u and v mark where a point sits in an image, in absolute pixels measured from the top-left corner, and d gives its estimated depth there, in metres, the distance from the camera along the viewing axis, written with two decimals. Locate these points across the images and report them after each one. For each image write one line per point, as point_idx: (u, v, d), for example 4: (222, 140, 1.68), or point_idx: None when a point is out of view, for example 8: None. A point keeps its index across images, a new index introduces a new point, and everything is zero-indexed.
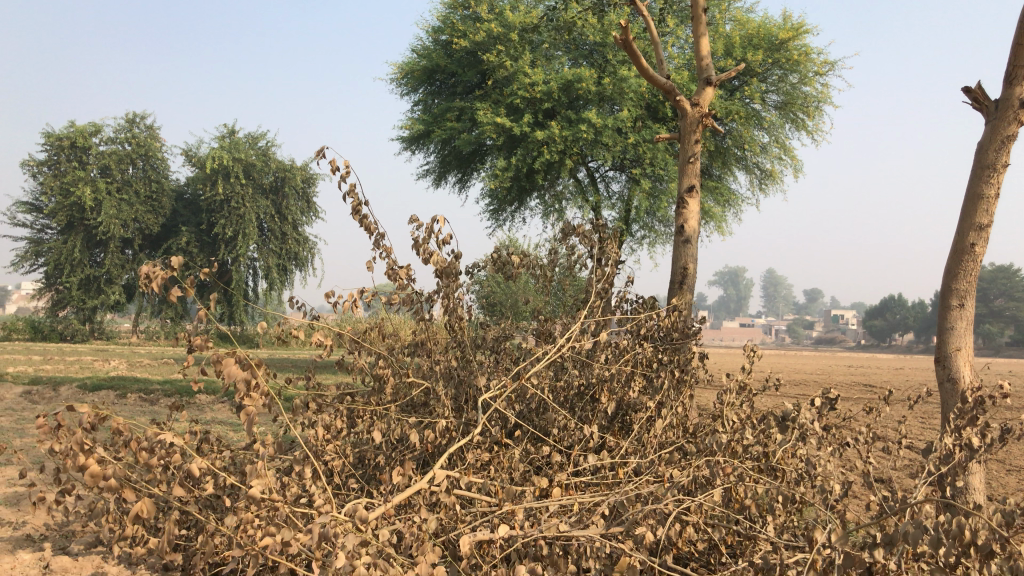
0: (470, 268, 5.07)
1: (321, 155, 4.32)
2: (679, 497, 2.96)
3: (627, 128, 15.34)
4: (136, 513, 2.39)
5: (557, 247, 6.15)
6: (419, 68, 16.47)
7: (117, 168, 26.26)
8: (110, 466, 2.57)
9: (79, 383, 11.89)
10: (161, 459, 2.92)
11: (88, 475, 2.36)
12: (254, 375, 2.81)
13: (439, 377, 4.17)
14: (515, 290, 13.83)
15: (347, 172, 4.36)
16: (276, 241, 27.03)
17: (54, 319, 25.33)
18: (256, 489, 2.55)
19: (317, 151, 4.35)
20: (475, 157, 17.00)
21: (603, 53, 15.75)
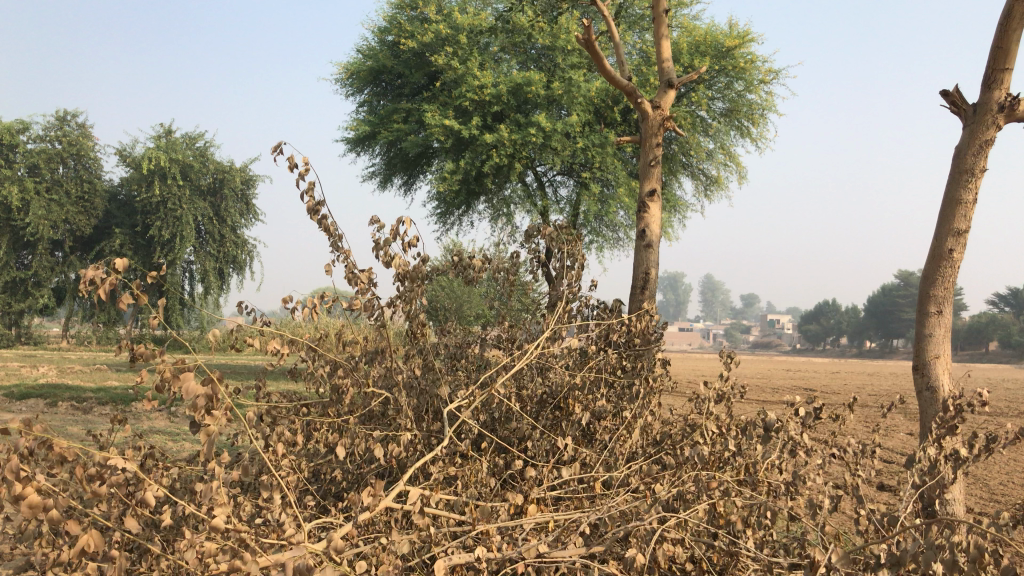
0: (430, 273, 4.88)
1: (279, 152, 4.07)
2: (663, 514, 2.84)
3: (576, 133, 15.26)
4: (83, 547, 2.15)
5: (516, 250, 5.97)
6: (365, 68, 16.18)
7: (47, 167, 25.31)
8: (51, 494, 2.31)
9: (5, 391, 11.31)
10: (103, 483, 2.66)
11: (26, 506, 2.10)
12: (214, 389, 2.59)
13: (401, 387, 3.96)
14: (461, 294, 13.67)
15: (305, 170, 4.12)
16: (214, 243, 26.36)
17: None
18: (219, 515, 2.33)
19: (274, 147, 4.10)
20: (421, 160, 16.78)
21: (552, 57, 15.71)
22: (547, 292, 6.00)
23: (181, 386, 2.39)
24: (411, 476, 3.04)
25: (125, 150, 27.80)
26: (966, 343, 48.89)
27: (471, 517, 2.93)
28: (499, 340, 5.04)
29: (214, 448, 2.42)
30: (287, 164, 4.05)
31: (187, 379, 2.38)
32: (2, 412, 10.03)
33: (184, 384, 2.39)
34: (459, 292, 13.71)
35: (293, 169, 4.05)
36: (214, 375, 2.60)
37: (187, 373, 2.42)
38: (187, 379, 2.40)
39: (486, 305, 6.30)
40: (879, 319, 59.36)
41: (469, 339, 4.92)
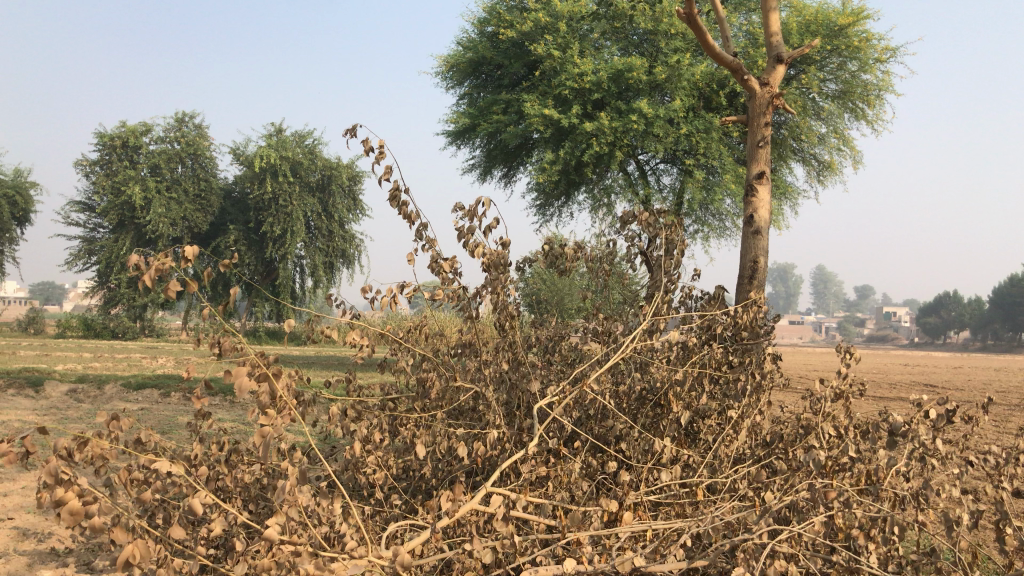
0: (520, 263, 4.68)
1: (354, 134, 3.92)
2: (774, 526, 2.54)
3: (680, 118, 14.77)
4: (127, 557, 2.15)
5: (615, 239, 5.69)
6: (466, 60, 16.14)
7: (167, 167, 26.38)
8: (100, 501, 2.32)
9: (125, 381, 11.78)
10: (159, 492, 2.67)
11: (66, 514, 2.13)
12: (267, 386, 2.56)
13: (490, 381, 3.74)
14: (560, 287, 13.49)
15: (382, 154, 3.96)
16: (323, 238, 27.02)
17: (105, 316, 25.60)
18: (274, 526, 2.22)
19: (348, 130, 3.96)
20: (521, 151, 16.65)
21: (655, 42, 15.32)
22: (650, 285, 5.72)
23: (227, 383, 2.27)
24: (495, 476, 2.85)
25: (238, 149, 28.75)
26: None
27: (561, 523, 2.71)
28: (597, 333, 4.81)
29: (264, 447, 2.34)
30: (363, 145, 3.90)
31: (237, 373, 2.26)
32: (120, 401, 10.42)
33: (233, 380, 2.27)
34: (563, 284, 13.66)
35: (370, 152, 3.88)
36: (267, 373, 2.55)
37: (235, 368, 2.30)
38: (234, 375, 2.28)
39: (584, 297, 6.03)
40: (1006, 311, 56.01)
41: (563, 333, 4.69)
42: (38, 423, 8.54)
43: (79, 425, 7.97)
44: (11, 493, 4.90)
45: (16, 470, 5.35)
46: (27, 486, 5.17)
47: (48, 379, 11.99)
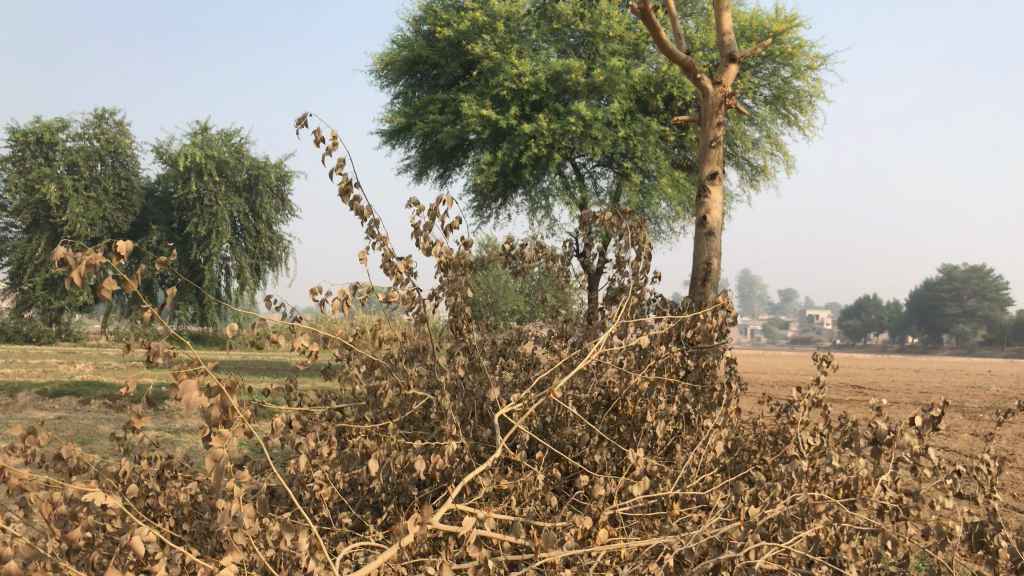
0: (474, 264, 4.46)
1: (303, 122, 3.66)
2: (763, 542, 2.40)
3: (617, 121, 14.74)
4: None
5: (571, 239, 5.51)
6: (401, 59, 15.83)
7: (86, 164, 25.30)
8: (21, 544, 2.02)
9: (38, 389, 11.11)
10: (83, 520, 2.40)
11: None
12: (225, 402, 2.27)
13: (447, 390, 3.52)
14: (497, 289, 13.29)
15: (334, 145, 3.71)
16: (250, 239, 26.30)
17: (19, 320, 24.39)
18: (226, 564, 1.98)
19: (297, 118, 3.70)
20: (457, 152, 16.43)
21: (592, 45, 15.26)
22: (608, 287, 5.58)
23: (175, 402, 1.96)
24: (461, 491, 2.64)
25: (161, 147, 27.79)
26: (1013, 338, 47.96)
27: (535, 543, 2.52)
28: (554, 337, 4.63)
29: (220, 475, 2.04)
30: (314, 135, 3.65)
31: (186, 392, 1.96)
32: (34, 411, 9.82)
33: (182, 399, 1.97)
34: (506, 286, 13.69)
35: (321, 143, 3.63)
36: (220, 387, 2.25)
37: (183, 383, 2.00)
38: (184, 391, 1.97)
39: (538, 299, 5.84)
40: (921, 314, 58.09)
41: (519, 336, 4.50)
42: None
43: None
44: None
45: None
46: None
47: None
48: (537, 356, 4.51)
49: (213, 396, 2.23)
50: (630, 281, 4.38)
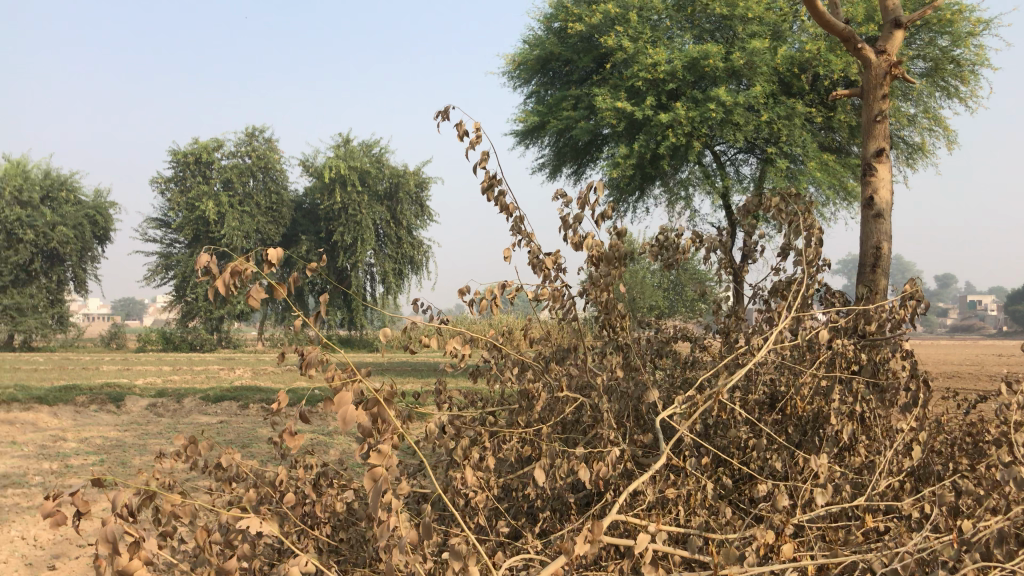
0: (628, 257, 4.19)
1: (445, 116, 3.56)
2: (986, 564, 2.07)
3: (760, 105, 14.13)
4: None
5: (727, 228, 5.18)
6: (533, 58, 15.78)
7: (240, 181, 26.48)
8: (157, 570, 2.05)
9: (202, 395, 11.66)
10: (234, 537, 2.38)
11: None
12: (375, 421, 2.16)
13: (604, 391, 3.30)
14: (637, 285, 13.00)
15: (477, 139, 3.59)
16: (392, 245, 26.97)
17: (185, 329, 25.94)
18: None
19: (438, 111, 3.61)
20: (592, 148, 16.24)
21: (729, 29, 14.69)
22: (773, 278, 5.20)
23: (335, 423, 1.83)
24: (628, 500, 2.41)
25: (307, 160, 28.91)
26: None
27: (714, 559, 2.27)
28: (716, 334, 4.33)
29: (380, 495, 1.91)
30: (457, 128, 3.54)
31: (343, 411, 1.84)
32: (200, 416, 10.32)
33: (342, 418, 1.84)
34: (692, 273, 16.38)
35: (464, 136, 3.51)
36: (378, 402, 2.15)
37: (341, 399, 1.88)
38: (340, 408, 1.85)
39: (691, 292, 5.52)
40: None
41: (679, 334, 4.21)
42: (120, 439, 8.49)
43: (159, 444, 7.80)
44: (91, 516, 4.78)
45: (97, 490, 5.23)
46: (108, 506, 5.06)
47: (131, 394, 12.03)
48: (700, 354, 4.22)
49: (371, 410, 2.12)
50: (800, 271, 4.01)
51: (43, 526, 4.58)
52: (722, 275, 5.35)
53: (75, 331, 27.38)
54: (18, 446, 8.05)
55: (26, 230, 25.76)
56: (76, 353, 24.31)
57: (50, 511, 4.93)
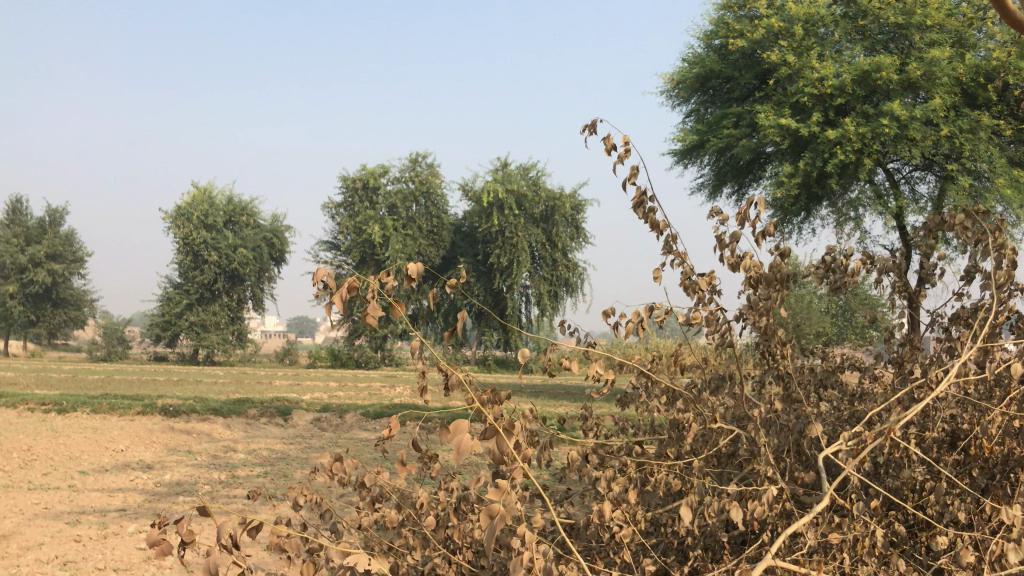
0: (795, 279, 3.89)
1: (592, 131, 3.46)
2: None
3: (939, 119, 13.19)
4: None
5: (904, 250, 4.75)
6: (692, 76, 15.45)
7: (403, 205, 27.44)
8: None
9: (363, 411, 12.02)
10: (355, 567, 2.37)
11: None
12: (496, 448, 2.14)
13: (762, 425, 3.06)
14: (801, 310, 12.38)
15: (627, 155, 3.46)
16: (547, 267, 27.12)
17: (350, 347, 27.06)
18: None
19: (585, 126, 3.53)
20: (754, 167, 15.69)
21: (904, 39, 13.82)
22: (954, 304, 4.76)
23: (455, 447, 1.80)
24: (785, 546, 2.18)
25: (467, 184, 29.60)
26: None
27: None
28: (890, 365, 3.97)
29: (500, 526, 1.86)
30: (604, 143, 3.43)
31: (463, 435, 1.82)
32: (360, 431, 10.66)
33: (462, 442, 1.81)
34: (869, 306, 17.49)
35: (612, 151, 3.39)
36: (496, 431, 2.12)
37: (461, 421, 1.84)
38: (461, 434, 1.82)
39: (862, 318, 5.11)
40: None
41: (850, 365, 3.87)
42: (284, 452, 8.87)
43: (321, 458, 8.09)
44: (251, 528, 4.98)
45: (258, 500, 5.45)
46: (267, 518, 5.26)
47: (297, 408, 12.61)
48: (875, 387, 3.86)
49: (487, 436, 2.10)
50: (991, 297, 3.59)
51: (206, 534, 4.81)
52: (897, 301, 4.92)
53: (252, 347, 29.17)
54: (193, 455, 8.56)
55: (211, 252, 27.74)
56: (252, 368, 25.87)
57: (215, 520, 5.17)
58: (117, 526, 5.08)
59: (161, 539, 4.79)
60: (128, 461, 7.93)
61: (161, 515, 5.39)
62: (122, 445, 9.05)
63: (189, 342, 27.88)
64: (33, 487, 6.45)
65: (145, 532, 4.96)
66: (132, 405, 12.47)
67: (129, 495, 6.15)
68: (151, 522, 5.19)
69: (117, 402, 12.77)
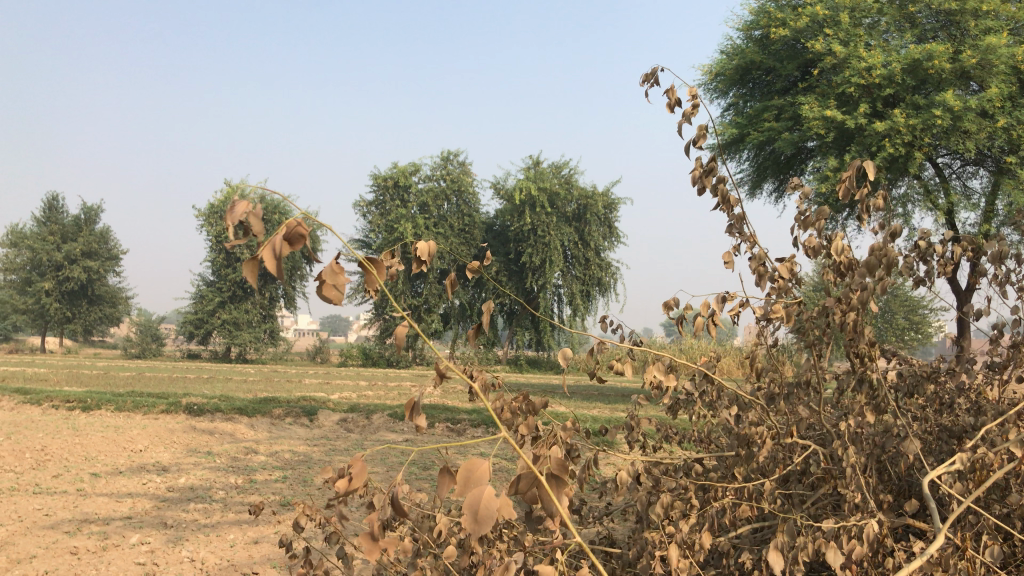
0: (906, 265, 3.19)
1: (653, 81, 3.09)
2: None
3: (995, 110, 12.49)
4: None
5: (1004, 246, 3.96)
6: (732, 67, 14.85)
7: (434, 204, 27.07)
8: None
9: (391, 412, 11.57)
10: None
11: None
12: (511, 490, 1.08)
13: (845, 442, 2.55)
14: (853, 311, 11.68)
15: (693, 111, 3.07)
16: (580, 267, 26.64)
17: (381, 346, 26.72)
18: None
19: (647, 76, 3.16)
20: (796, 162, 15.09)
21: (958, 26, 13.13)
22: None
23: (460, 510, 0.97)
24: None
25: (498, 182, 29.17)
26: None
27: None
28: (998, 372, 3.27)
29: None
30: (667, 95, 3.05)
31: (484, 487, 0.98)
32: (388, 432, 10.31)
33: (483, 501, 0.97)
34: (914, 308, 17.12)
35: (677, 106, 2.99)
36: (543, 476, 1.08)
37: (479, 459, 1.01)
38: (479, 485, 0.99)
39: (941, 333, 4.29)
40: None
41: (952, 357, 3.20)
42: (309, 454, 8.49)
43: (343, 465, 7.68)
44: (261, 545, 4.58)
45: (272, 513, 5.06)
46: (281, 532, 4.87)
47: (324, 408, 12.24)
48: (975, 393, 3.26)
49: (527, 489, 1.08)
50: None
51: (215, 552, 4.41)
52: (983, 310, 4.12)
53: (284, 345, 29.04)
54: (213, 457, 8.22)
55: (242, 250, 27.58)
56: (284, 366, 25.75)
57: (226, 534, 4.78)
58: (117, 537, 4.70)
59: (163, 554, 4.40)
60: (143, 464, 7.60)
61: (168, 525, 5.00)
62: (140, 445, 8.73)
63: (221, 340, 27.80)
64: (39, 491, 6.10)
65: (146, 545, 4.57)
66: (157, 402, 12.20)
67: (138, 501, 5.78)
68: (155, 533, 4.80)
69: (143, 400, 12.52)
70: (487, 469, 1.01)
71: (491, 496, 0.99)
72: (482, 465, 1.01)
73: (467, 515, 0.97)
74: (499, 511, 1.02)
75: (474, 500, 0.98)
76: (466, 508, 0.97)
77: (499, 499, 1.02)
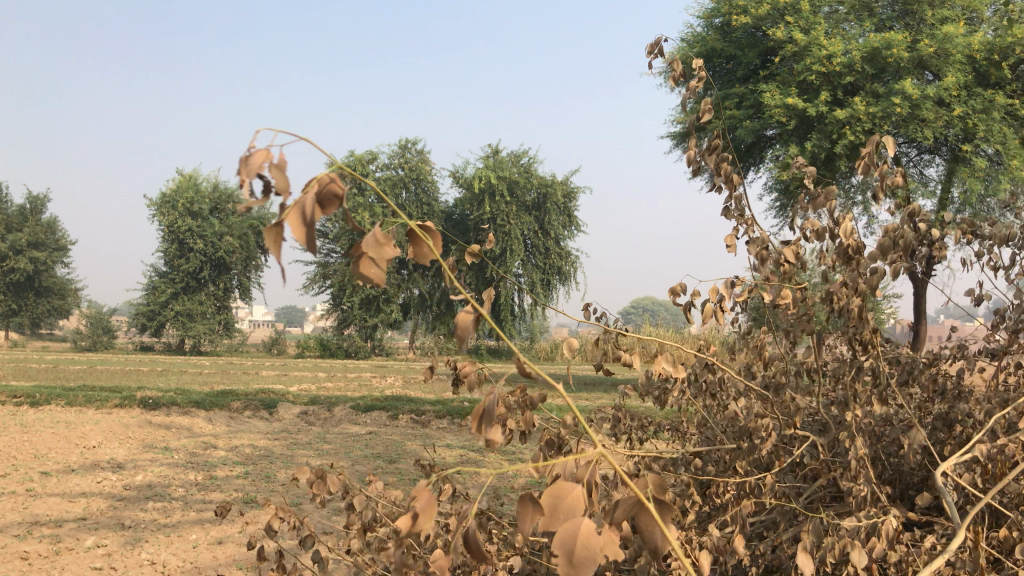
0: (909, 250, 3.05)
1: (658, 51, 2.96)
2: None
3: (952, 99, 12.61)
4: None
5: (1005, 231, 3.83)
6: (693, 55, 14.80)
7: (392, 193, 26.74)
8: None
9: (353, 404, 11.33)
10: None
11: None
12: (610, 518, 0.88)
13: (849, 433, 2.43)
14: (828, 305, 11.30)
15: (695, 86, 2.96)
16: (540, 256, 26.54)
17: (340, 337, 26.35)
18: None
19: (652, 46, 3.03)
20: (756, 150, 15.12)
21: (915, 15, 13.24)
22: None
23: (551, 550, 0.76)
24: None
25: (457, 171, 28.93)
26: None
27: None
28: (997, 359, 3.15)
29: None
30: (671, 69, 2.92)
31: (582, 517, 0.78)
32: (349, 424, 10.12)
33: (582, 537, 0.77)
34: None
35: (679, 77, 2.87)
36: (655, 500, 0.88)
37: (570, 485, 0.81)
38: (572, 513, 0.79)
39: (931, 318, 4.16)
40: None
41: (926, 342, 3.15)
42: (270, 448, 8.26)
43: (305, 459, 7.46)
44: (226, 545, 4.39)
45: (237, 512, 4.85)
46: (246, 531, 4.68)
47: (284, 401, 11.97)
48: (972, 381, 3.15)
49: (625, 515, 0.86)
50: None
51: (176, 555, 4.20)
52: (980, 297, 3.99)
53: (240, 337, 28.54)
54: (170, 452, 7.95)
55: (196, 240, 27.01)
56: (240, 358, 25.29)
57: (189, 535, 4.57)
58: (72, 540, 4.46)
59: (120, 558, 4.18)
60: (97, 462, 7.31)
61: (126, 526, 4.77)
62: (93, 441, 8.42)
63: (175, 332, 27.21)
64: None
65: (103, 548, 4.33)
66: (110, 397, 11.83)
67: (92, 501, 5.52)
68: (112, 535, 4.57)
69: (95, 394, 12.14)
70: (580, 493, 0.82)
71: (590, 532, 0.78)
72: (572, 490, 0.82)
73: (560, 556, 0.76)
74: (603, 548, 0.81)
75: (567, 534, 0.78)
76: (558, 548, 0.77)
77: (599, 534, 0.81)
